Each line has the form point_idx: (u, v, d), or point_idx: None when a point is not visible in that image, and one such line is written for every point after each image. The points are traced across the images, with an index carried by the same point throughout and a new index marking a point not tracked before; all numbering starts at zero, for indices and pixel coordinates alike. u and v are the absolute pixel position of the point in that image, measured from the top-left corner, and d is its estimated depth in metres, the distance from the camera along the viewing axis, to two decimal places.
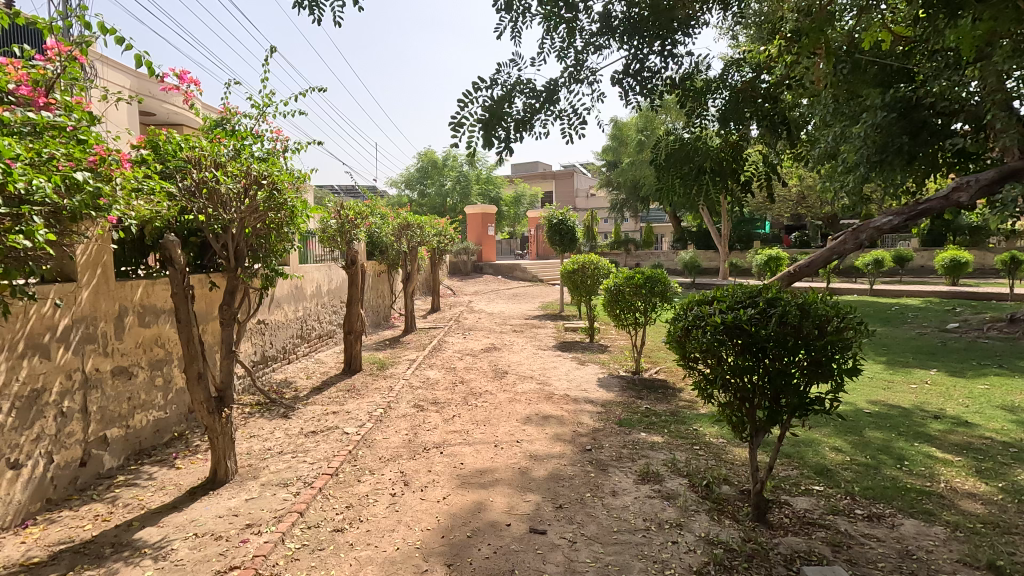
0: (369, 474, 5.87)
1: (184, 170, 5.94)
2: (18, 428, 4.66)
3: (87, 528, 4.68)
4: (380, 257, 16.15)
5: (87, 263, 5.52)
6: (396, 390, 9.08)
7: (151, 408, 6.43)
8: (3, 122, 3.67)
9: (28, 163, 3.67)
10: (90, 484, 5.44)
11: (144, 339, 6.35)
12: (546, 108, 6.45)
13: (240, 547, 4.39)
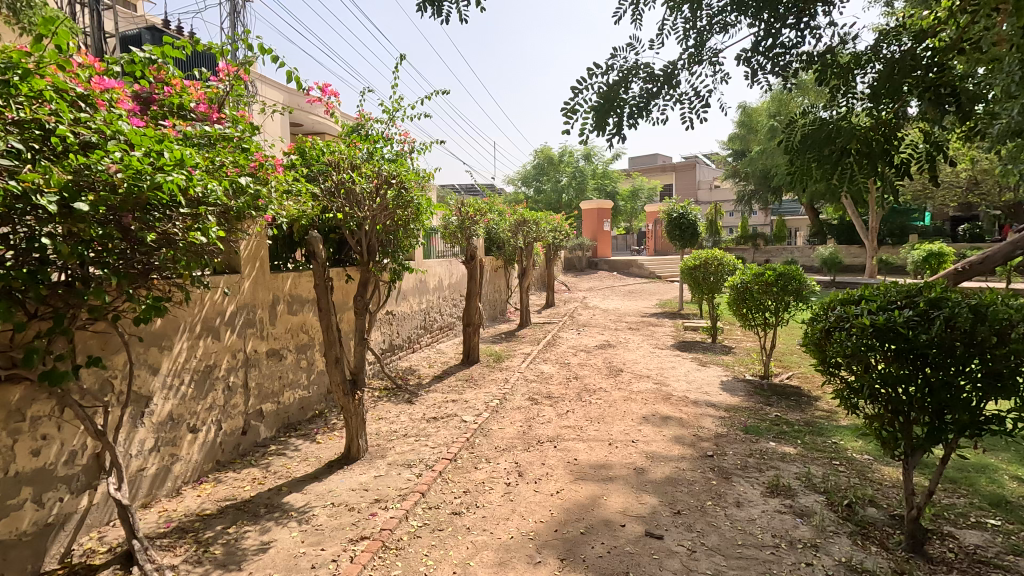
0: (485, 462, 6.05)
1: (326, 173, 6.50)
2: (195, 398, 5.44)
3: (246, 489, 5.36)
4: (497, 253, 16.62)
5: (248, 257, 6.31)
6: (511, 383, 9.28)
7: (297, 387, 7.20)
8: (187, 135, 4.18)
9: (205, 170, 4.19)
10: (249, 450, 6.22)
11: (292, 325, 7.11)
12: (665, 92, 6.17)
13: (369, 520, 4.75)
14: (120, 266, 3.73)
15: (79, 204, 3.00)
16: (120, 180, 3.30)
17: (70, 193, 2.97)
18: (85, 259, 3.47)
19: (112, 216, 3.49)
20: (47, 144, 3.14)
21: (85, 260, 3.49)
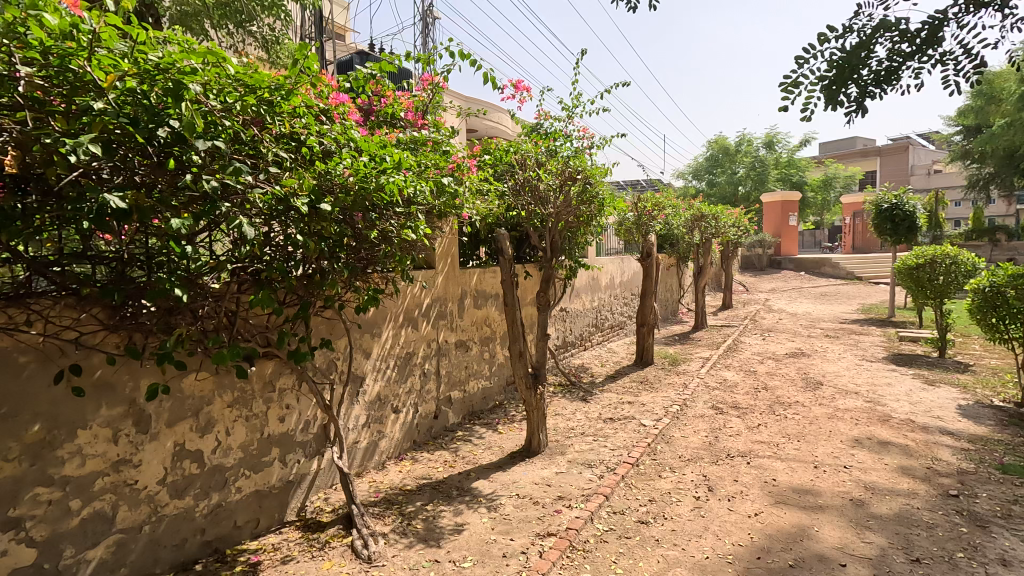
0: (669, 471, 5.71)
1: (512, 172, 6.70)
2: (398, 381, 5.98)
3: (440, 470, 5.74)
4: (670, 251, 15.82)
5: (442, 253, 6.75)
6: (691, 388, 8.70)
7: (480, 377, 7.56)
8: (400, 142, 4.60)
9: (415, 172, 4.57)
10: (440, 434, 6.68)
11: (477, 318, 7.48)
12: (920, 52, 5.15)
13: (555, 516, 4.74)
14: (349, 259, 4.22)
15: (324, 204, 3.44)
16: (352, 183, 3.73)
17: (317, 195, 3.40)
18: (328, 258, 3.98)
19: (349, 215, 3.90)
20: (297, 152, 3.57)
21: (330, 259, 3.97)
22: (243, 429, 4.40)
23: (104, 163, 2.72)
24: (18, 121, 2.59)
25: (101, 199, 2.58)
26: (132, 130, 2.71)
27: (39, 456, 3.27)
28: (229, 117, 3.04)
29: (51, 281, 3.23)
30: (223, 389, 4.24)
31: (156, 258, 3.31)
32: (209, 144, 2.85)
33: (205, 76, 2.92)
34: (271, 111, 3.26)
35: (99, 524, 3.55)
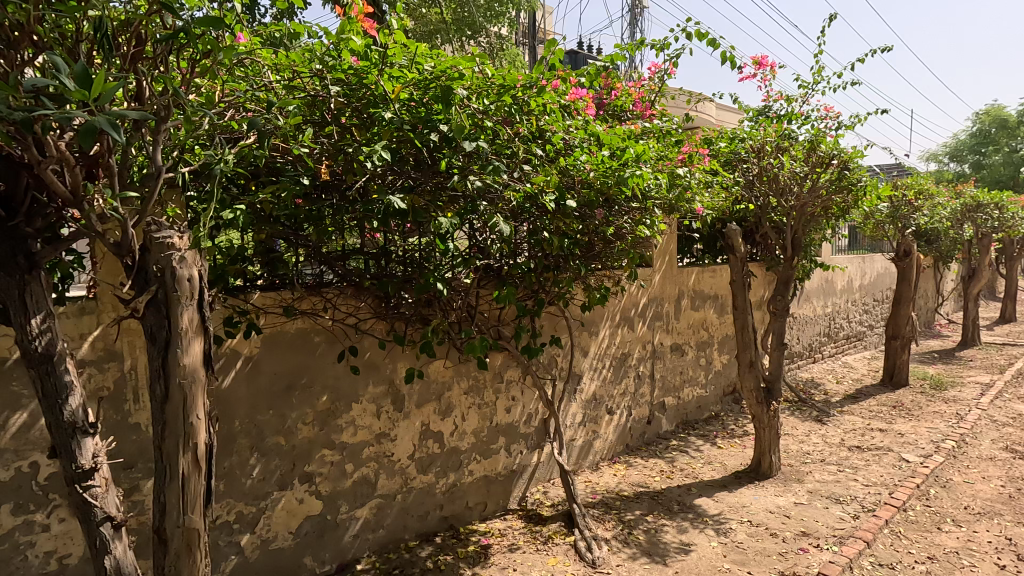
0: (954, 525, 4.57)
1: (745, 160, 6.09)
2: (613, 381, 5.79)
3: (656, 480, 5.44)
4: (927, 248, 13.02)
5: (660, 251, 6.37)
6: (970, 421, 6.96)
7: (696, 384, 7.01)
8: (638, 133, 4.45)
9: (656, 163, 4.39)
10: (654, 441, 6.35)
11: (695, 321, 6.93)
12: None
13: (801, 556, 4.10)
14: (582, 256, 4.34)
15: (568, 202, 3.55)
16: (595, 176, 3.72)
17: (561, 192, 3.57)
18: (563, 257, 4.22)
19: (589, 212, 3.85)
20: (543, 150, 3.65)
21: (567, 258, 4.18)
22: (475, 416, 4.65)
23: (388, 170, 3.23)
24: (325, 133, 3.16)
25: (387, 201, 3.09)
26: (413, 137, 3.13)
27: (325, 423, 3.83)
28: (488, 118, 3.21)
29: (339, 273, 3.78)
30: (460, 377, 4.52)
31: (414, 259, 3.80)
32: (475, 145, 3.10)
33: (471, 78, 3.15)
34: (521, 109, 3.36)
35: (365, 488, 4.04)
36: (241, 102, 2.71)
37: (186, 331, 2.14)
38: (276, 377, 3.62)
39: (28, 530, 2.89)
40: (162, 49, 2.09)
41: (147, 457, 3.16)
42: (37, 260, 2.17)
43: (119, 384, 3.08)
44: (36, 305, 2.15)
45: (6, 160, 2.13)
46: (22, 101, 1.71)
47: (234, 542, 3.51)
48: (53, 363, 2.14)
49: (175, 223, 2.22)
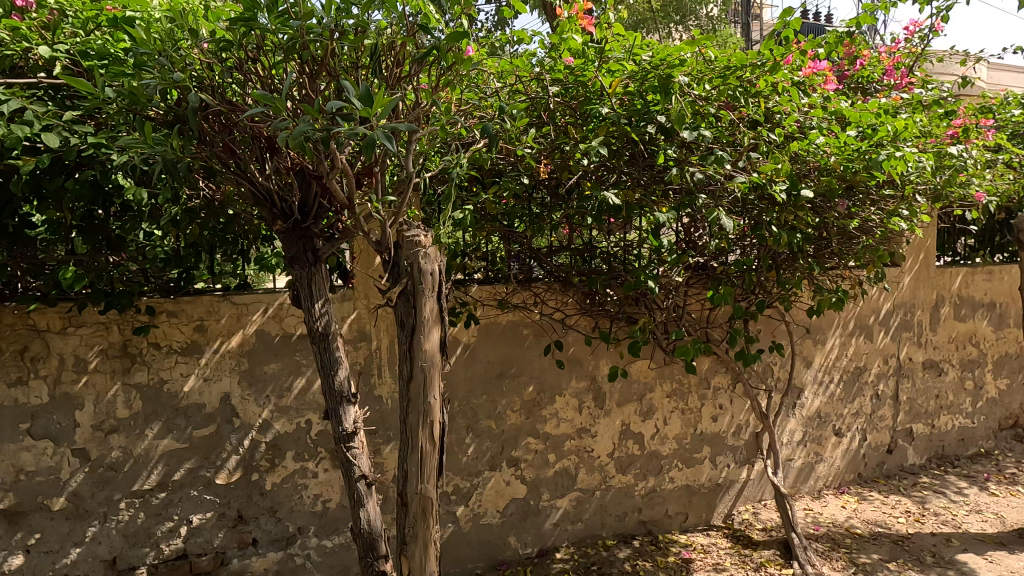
0: None
1: None
2: (843, 399, 4.99)
3: (900, 522, 4.60)
4: None
5: (912, 247, 5.28)
6: None
7: (958, 411, 5.69)
8: (895, 109, 3.90)
9: (919, 141, 3.89)
10: (895, 473, 5.34)
11: (959, 333, 5.62)
12: None
13: None
14: (814, 255, 4.10)
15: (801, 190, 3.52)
16: (835, 162, 3.61)
17: (792, 181, 3.53)
18: (790, 256, 4.02)
19: (825, 202, 3.77)
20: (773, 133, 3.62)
21: (795, 256, 3.98)
22: (678, 421, 4.41)
23: (604, 166, 3.51)
24: (542, 134, 3.45)
25: (602, 198, 3.35)
26: (627, 130, 3.36)
27: (531, 412, 4.01)
28: (710, 103, 3.37)
29: (547, 269, 3.92)
30: (664, 379, 4.34)
31: (617, 255, 3.92)
32: (695, 134, 3.24)
33: (692, 64, 3.31)
34: (746, 93, 3.45)
35: (565, 479, 4.14)
36: (472, 110, 3.08)
37: (428, 320, 2.45)
38: (490, 364, 3.89)
39: (303, 474, 3.56)
40: (417, 68, 2.44)
41: (387, 426, 3.66)
42: (320, 255, 2.68)
43: (368, 361, 3.61)
44: (319, 292, 2.66)
45: (301, 174, 2.62)
46: (323, 122, 2.12)
47: (451, 511, 3.87)
48: (328, 341, 2.61)
49: (420, 224, 2.54)
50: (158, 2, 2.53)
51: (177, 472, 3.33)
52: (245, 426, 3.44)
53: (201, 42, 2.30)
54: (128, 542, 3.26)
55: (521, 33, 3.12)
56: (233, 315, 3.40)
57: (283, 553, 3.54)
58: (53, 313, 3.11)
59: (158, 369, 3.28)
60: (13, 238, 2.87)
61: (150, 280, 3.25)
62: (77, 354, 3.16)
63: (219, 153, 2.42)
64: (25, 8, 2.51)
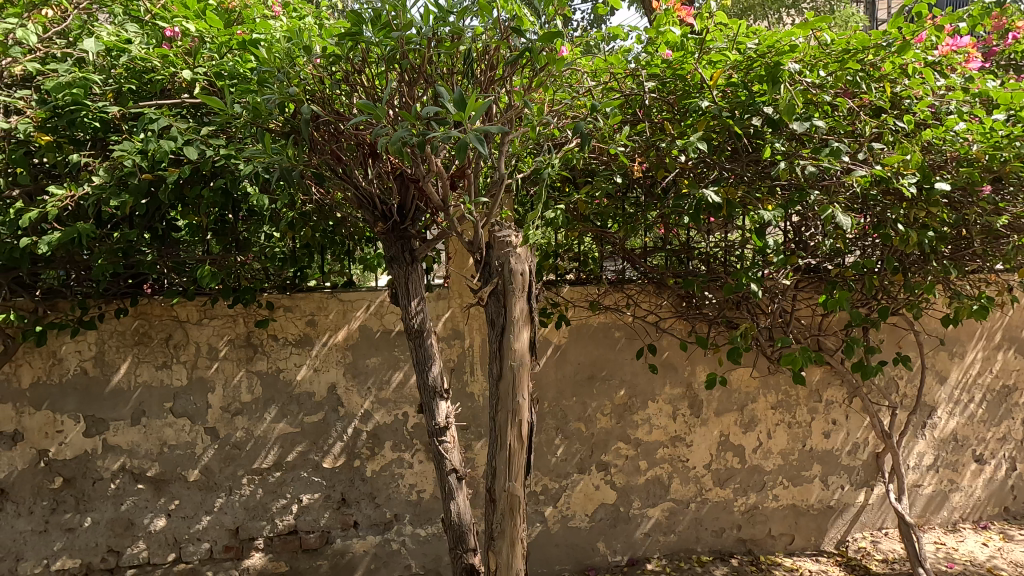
0: None
1: None
2: (987, 421, 4.37)
3: None
4: None
5: None
6: None
7: None
8: None
9: None
10: None
11: None
12: None
13: None
14: (950, 256, 3.63)
15: (935, 183, 3.14)
16: (979, 152, 3.19)
17: (925, 174, 3.15)
18: (921, 257, 3.60)
19: (966, 197, 3.35)
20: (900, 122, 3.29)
21: (926, 257, 3.58)
22: (784, 435, 4.10)
23: (702, 162, 3.38)
24: (637, 132, 3.37)
25: (700, 195, 3.25)
26: (730, 124, 3.18)
27: (622, 416, 3.92)
28: (824, 91, 3.12)
29: (641, 270, 3.82)
30: (767, 389, 4.05)
31: (717, 256, 3.74)
32: (807, 124, 3.02)
33: (805, 49, 3.05)
34: (868, 78, 3.15)
35: (658, 488, 4.00)
36: (565, 110, 3.00)
37: (517, 319, 2.49)
38: (580, 366, 3.86)
39: (400, 464, 3.74)
40: (508, 70, 2.48)
41: (478, 422, 3.74)
42: (417, 255, 2.82)
43: (461, 358, 3.71)
44: (415, 291, 2.80)
45: (400, 177, 2.76)
46: (419, 127, 2.23)
47: (539, 511, 3.88)
48: (424, 337, 2.73)
49: (511, 225, 2.58)
50: (279, 24, 2.80)
51: (290, 454, 3.63)
52: (349, 415, 3.68)
53: (314, 58, 2.50)
54: (248, 514, 3.61)
55: (616, 29, 3.05)
56: (339, 311, 3.65)
57: (381, 538, 3.74)
58: (192, 306, 3.52)
59: (276, 359, 3.60)
60: (163, 240, 3.31)
61: (270, 278, 3.56)
62: (210, 343, 3.55)
63: (327, 160, 2.60)
64: (173, 37, 2.87)
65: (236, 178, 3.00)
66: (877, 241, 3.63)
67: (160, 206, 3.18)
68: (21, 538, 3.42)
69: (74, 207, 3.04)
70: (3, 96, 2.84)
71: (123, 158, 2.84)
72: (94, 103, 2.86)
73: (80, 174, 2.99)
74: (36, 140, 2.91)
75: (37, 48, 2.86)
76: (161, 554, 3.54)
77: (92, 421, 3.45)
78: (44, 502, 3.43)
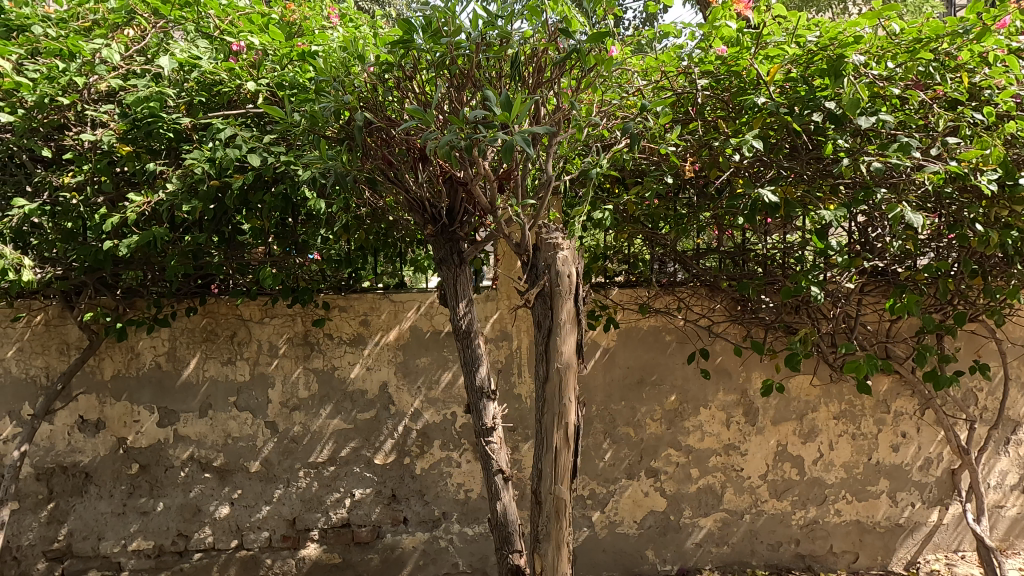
0: None
1: None
2: None
3: None
4: None
5: None
6: None
7: None
8: None
9: None
10: None
11: None
12: None
13: None
14: None
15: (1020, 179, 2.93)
16: None
17: (1007, 170, 2.94)
18: (1004, 259, 3.34)
19: None
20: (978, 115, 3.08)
21: (1009, 260, 3.32)
22: (848, 447, 3.89)
23: (759, 161, 3.26)
24: (689, 131, 3.29)
25: (756, 195, 3.12)
26: (788, 121, 3.08)
27: (673, 422, 3.83)
28: (893, 84, 2.95)
29: (693, 272, 3.71)
30: (829, 398, 3.85)
31: (776, 259, 3.59)
32: (873, 119, 2.88)
33: (870, 41, 2.94)
34: (943, 68, 2.96)
35: (710, 497, 3.88)
36: (615, 111, 2.92)
37: (564, 322, 2.48)
38: (629, 370, 3.80)
39: (448, 463, 3.80)
40: (557, 71, 2.49)
41: (525, 424, 3.75)
42: (466, 257, 2.87)
43: (508, 360, 3.74)
44: (463, 292, 2.84)
45: (450, 181, 2.80)
46: (466, 131, 2.27)
47: (587, 516, 3.84)
48: (471, 338, 2.77)
49: (558, 227, 2.58)
50: (335, 35, 2.93)
51: (344, 450, 3.75)
52: (399, 413, 3.77)
53: (368, 67, 2.58)
54: (304, 506, 3.76)
55: (668, 26, 2.99)
56: (391, 311, 3.75)
57: (430, 535, 3.81)
58: (255, 305, 3.71)
59: (331, 357, 3.73)
60: (229, 242, 3.50)
61: (327, 279, 3.70)
62: (270, 341, 3.72)
63: (380, 165, 2.65)
64: (238, 51, 3.05)
65: (295, 184, 3.14)
66: (954, 241, 3.38)
67: (226, 211, 3.36)
68: (103, 518, 3.70)
69: (150, 212, 3.27)
70: (91, 110, 3.09)
71: (194, 166, 3.03)
72: (169, 116, 3.08)
73: (156, 181, 3.20)
74: (118, 151, 3.14)
75: (121, 66, 3.09)
76: (225, 540, 3.74)
77: (165, 412, 3.70)
78: (122, 486, 3.70)
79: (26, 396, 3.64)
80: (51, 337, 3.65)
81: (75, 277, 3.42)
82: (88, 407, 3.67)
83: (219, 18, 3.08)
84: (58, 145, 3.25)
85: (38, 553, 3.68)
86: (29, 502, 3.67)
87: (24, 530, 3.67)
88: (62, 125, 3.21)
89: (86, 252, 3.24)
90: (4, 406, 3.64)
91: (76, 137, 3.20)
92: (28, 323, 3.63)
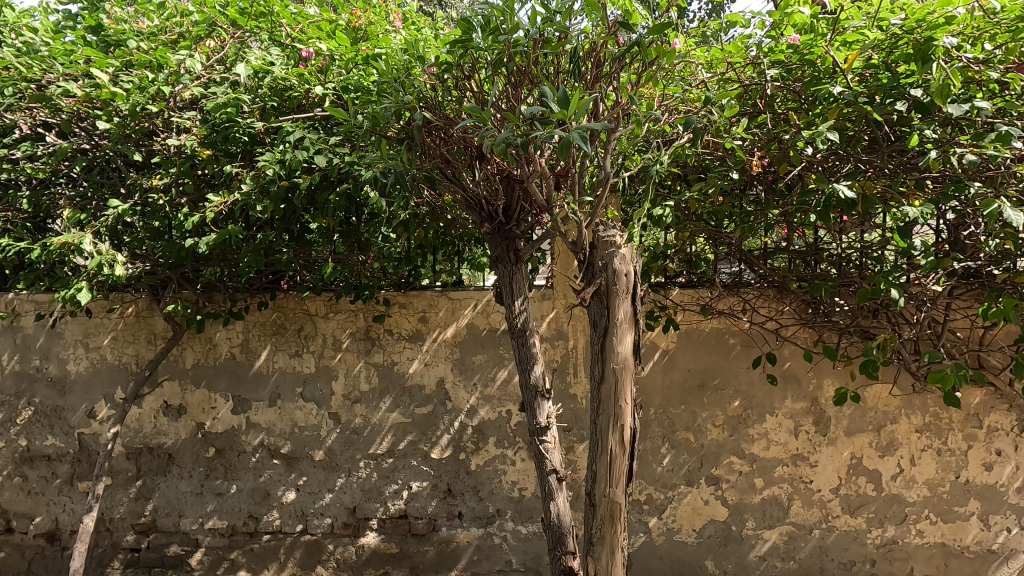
0: None
1: None
2: None
3: None
4: None
5: None
6: None
7: None
8: None
9: None
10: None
11: None
12: None
13: None
14: None
15: None
16: None
17: None
18: None
19: None
20: None
21: None
22: (933, 463, 3.59)
23: (835, 155, 3.06)
24: (758, 124, 3.13)
25: (832, 190, 2.91)
26: (868, 111, 2.88)
27: (736, 428, 3.67)
28: (991, 67, 2.70)
29: (759, 272, 3.55)
30: (912, 410, 3.57)
31: (852, 259, 3.38)
32: (966, 106, 2.63)
33: (965, 21, 2.71)
34: None
35: (775, 510, 3.69)
36: (677, 104, 2.83)
37: (621, 322, 2.42)
38: (690, 373, 3.68)
39: (502, 461, 3.82)
40: (616, 66, 2.47)
41: (580, 425, 3.71)
42: (521, 256, 2.87)
43: (564, 359, 3.71)
44: (519, 291, 2.84)
45: (507, 180, 2.82)
46: (523, 127, 2.27)
47: (643, 521, 3.76)
48: (526, 337, 2.76)
49: (616, 225, 2.53)
50: (397, 38, 3.03)
51: (402, 443, 3.85)
52: (455, 409, 3.82)
53: (428, 68, 2.64)
54: (364, 496, 3.88)
55: (735, 15, 2.88)
56: (449, 308, 3.81)
57: (484, 531, 3.84)
58: (321, 301, 3.87)
59: (391, 352, 3.84)
60: (299, 241, 3.67)
61: (387, 276, 3.84)
62: (334, 335, 3.87)
63: (438, 163, 2.70)
64: (308, 57, 3.19)
65: (358, 183, 3.25)
66: None
67: (295, 210, 3.52)
68: (183, 497, 3.97)
69: (227, 212, 3.49)
70: (175, 116, 3.31)
71: (266, 167, 3.21)
72: (243, 121, 3.28)
73: (232, 183, 3.42)
74: (199, 154, 3.37)
75: (202, 74, 3.30)
76: (291, 524, 3.93)
77: (238, 400, 3.92)
78: (200, 468, 3.96)
79: (119, 381, 3.97)
80: (140, 327, 3.96)
81: (161, 272, 3.69)
82: (171, 393, 3.95)
83: (291, 27, 3.27)
84: (148, 150, 3.52)
85: (128, 526, 4.00)
86: (120, 478, 4.00)
87: (116, 504, 4.00)
88: (151, 131, 3.46)
89: (172, 248, 3.50)
90: (101, 389, 3.98)
91: (163, 142, 3.44)
92: (121, 314, 3.96)
